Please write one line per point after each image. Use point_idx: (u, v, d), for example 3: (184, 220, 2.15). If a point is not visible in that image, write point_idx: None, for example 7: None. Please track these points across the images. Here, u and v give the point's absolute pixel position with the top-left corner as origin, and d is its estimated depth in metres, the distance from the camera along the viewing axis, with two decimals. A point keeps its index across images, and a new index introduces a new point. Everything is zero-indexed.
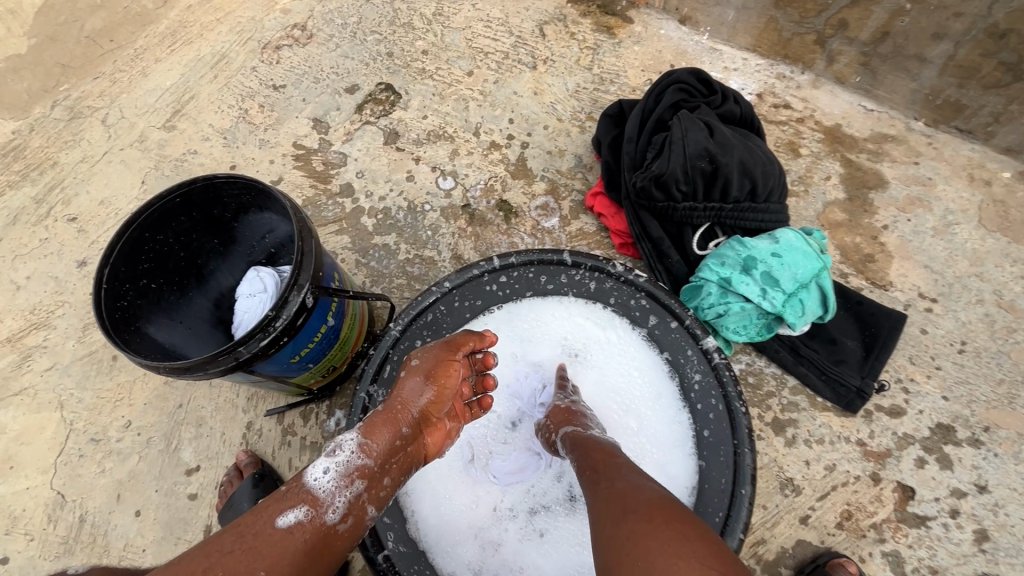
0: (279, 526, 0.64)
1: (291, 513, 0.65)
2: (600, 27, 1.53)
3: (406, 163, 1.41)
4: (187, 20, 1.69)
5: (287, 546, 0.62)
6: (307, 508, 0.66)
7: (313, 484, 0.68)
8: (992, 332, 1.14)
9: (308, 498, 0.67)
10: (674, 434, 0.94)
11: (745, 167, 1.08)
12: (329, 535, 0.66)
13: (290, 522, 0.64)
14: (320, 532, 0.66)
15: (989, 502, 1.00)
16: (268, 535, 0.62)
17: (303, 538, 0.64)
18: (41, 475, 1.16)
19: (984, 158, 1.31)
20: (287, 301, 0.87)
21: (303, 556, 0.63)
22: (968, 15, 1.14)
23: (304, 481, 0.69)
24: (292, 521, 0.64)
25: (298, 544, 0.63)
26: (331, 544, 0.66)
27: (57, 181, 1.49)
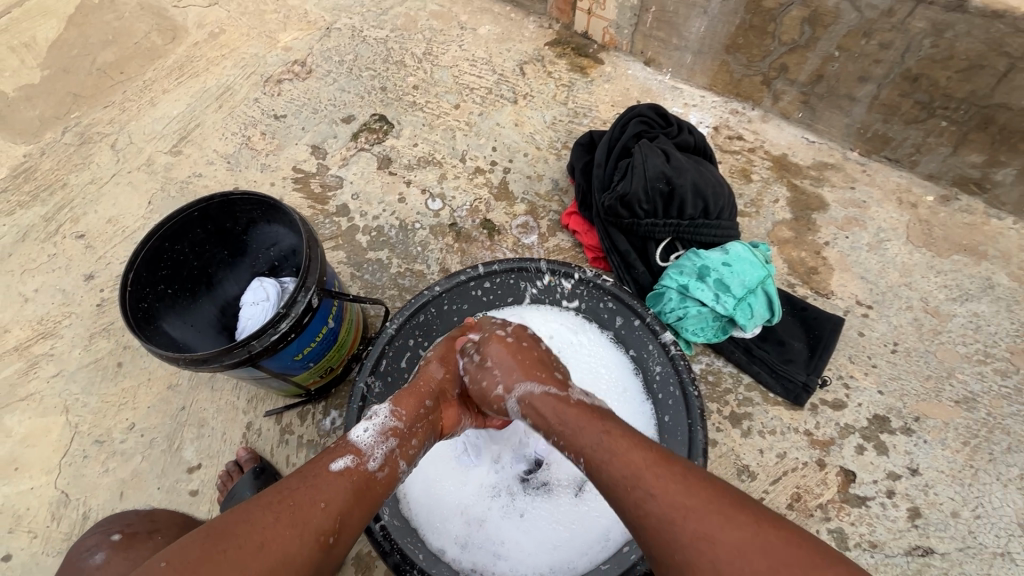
0: (333, 470, 0.77)
1: (341, 461, 0.79)
2: (574, 67, 1.71)
3: (398, 186, 1.54)
4: (194, 55, 1.83)
5: (340, 485, 0.76)
6: (353, 457, 0.80)
7: (356, 439, 0.83)
8: (921, 333, 1.28)
9: (352, 449, 0.81)
10: (638, 420, 1.07)
11: (698, 188, 1.24)
12: (370, 481, 0.80)
13: (340, 467, 0.78)
14: (364, 476, 0.79)
15: (920, 483, 1.13)
16: (325, 476, 0.76)
17: (352, 480, 0.78)
18: (46, 475, 1.22)
19: (911, 183, 1.48)
20: (296, 301, 0.97)
21: (354, 494, 0.76)
22: (886, 62, 1.33)
23: (350, 438, 0.83)
24: (342, 467, 0.78)
25: (348, 484, 0.77)
26: (373, 488, 0.80)
27: (66, 201, 1.58)
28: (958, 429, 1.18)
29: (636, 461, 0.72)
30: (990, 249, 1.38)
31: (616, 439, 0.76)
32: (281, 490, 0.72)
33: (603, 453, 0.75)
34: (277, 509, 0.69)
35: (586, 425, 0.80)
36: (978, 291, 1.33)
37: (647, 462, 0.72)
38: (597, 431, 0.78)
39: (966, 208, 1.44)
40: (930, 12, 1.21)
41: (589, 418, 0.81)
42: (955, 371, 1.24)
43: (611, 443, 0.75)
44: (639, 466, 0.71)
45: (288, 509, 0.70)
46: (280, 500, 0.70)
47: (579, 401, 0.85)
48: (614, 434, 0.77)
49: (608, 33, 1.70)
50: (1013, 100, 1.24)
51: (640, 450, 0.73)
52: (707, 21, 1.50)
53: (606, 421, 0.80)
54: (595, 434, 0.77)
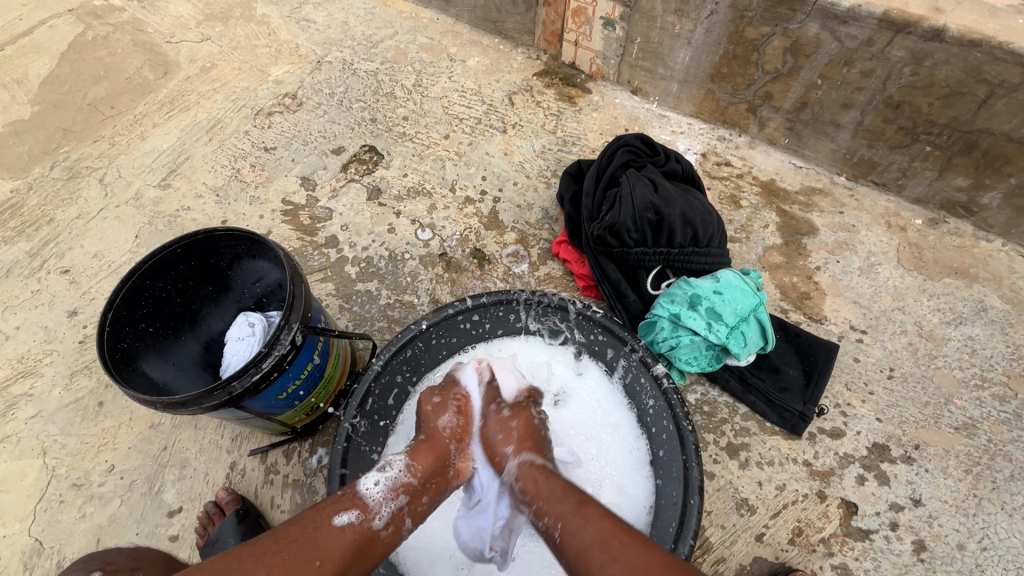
0: (336, 523, 0.78)
1: (345, 515, 0.79)
2: (562, 97, 1.73)
3: (387, 217, 1.54)
4: (185, 90, 1.84)
5: (341, 542, 0.76)
6: (359, 512, 0.80)
7: (365, 493, 0.83)
8: (916, 358, 1.27)
9: (359, 503, 0.81)
10: (633, 459, 1.08)
11: (686, 217, 1.24)
12: (372, 538, 0.80)
13: (344, 521, 0.78)
14: (366, 534, 0.79)
15: (924, 514, 1.11)
16: (327, 531, 0.76)
17: (353, 536, 0.78)
18: (20, 521, 1.18)
19: (899, 207, 1.48)
20: (278, 339, 0.96)
21: (353, 550, 0.77)
22: (868, 89, 1.35)
23: (359, 489, 0.83)
24: (345, 521, 0.78)
25: (350, 539, 0.77)
26: (374, 546, 0.80)
27: (52, 236, 1.56)
28: (959, 456, 1.16)
29: (604, 527, 0.75)
30: (981, 271, 1.38)
31: (592, 509, 0.79)
32: (277, 541, 0.73)
33: (574, 520, 0.78)
34: (270, 561, 0.71)
35: (565, 497, 0.83)
36: (972, 314, 1.32)
37: (613, 530, 0.75)
38: (573, 501, 0.81)
39: (955, 230, 1.44)
40: (909, 42, 1.24)
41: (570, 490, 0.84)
42: (953, 396, 1.22)
43: (585, 511, 0.79)
44: (605, 531, 0.75)
45: (280, 564, 0.71)
46: (275, 553, 0.72)
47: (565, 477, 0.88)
48: (587, 505, 0.80)
49: (595, 64, 1.72)
50: (995, 125, 1.25)
51: (611, 521, 0.76)
52: (691, 51, 1.52)
53: (583, 496, 0.83)
54: (571, 506, 0.80)
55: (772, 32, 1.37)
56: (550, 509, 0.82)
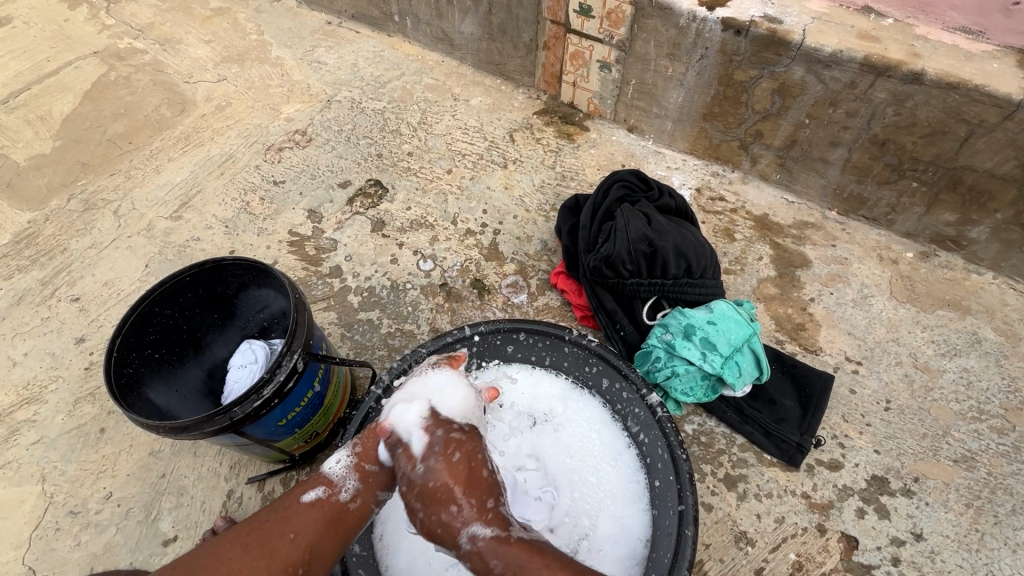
0: (304, 501, 0.86)
1: (313, 492, 0.87)
2: (561, 134, 1.80)
3: (390, 248, 1.58)
4: (200, 126, 1.93)
5: (310, 516, 0.85)
6: (325, 488, 0.87)
7: (330, 471, 0.89)
8: (912, 390, 1.28)
9: (325, 481, 0.88)
10: (631, 489, 1.06)
11: (680, 249, 1.27)
12: (343, 511, 0.87)
13: (312, 498, 0.86)
14: (335, 509, 0.87)
15: (926, 549, 1.09)
16: (296, 509, 0.85)
17: (323, 510, 0.86)
18: (14, 549, 1.18)
19: (890, 241, 1.52)
20: (280, 365, 0.98)
21: (326, 523, 0.85)
22: (854, 128, 1.41)
23: (325, 469, 0.89)
24: (313, 497, 0.86)
25: (320, 515, 0.85)
26: (345, 517, 0.87)
27: (65, 264, 1.61)
28: (959, 490, 1.15)
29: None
30: (973, 304, 1.40)
31: (558, 573, 0.78)
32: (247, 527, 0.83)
33: None
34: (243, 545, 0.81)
35: (525, 562, 0.79)
36: (966, 346, 1.34)
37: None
38: (535, 565, 0.78)
39: (946, 263, 1.47)
40: (890, 84, 1.30)
41: (528, 555, 0.80)
42: (950, 429, 1.22)
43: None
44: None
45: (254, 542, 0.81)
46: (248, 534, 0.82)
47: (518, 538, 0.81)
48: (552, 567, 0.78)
49: (593, 103, 1.80)
50: (977, 162, 1.30)
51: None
52: (683, 92, 1.60)
53: (543, 555, 0.80)
54: (531, 566, 0.78)
55: (760, 74, 1.44)
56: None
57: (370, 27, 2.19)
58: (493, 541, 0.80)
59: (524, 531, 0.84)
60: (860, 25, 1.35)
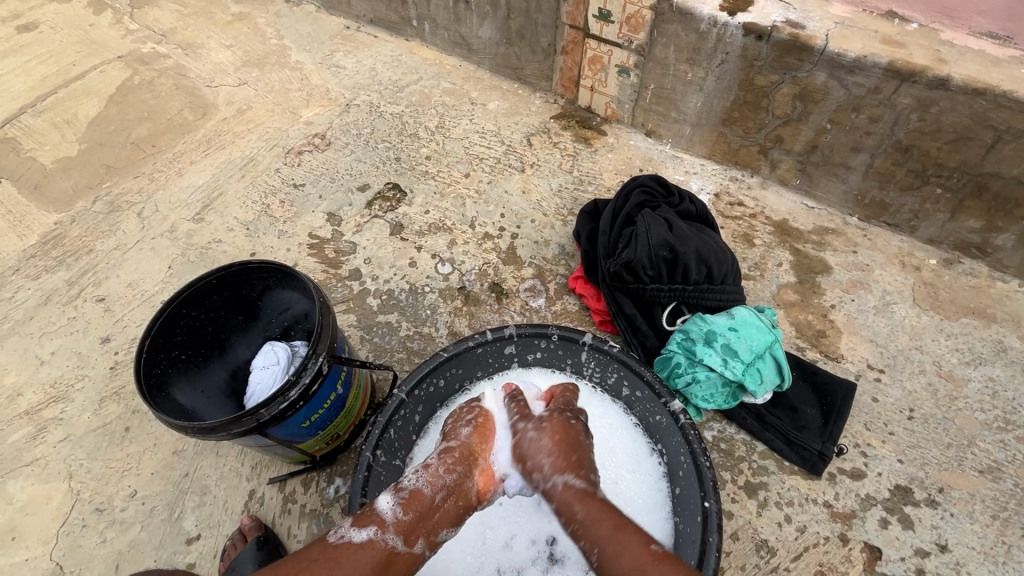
0: (355, 540, 0.77)
1: (364, 531, 0.78)
2: (579, 138, 1.80)
3: (409, 251, 1.59)
4: (222, 130, 1.95)
5: (363, 560, 0.75)
6: (377, 529, 0.79)
7: (381, 510, 0.82)
8: (936, 399, 1.26)
9: (378, 520, 0.80)
10: (653, 497, 1.06)
11: (701, 256, 1.27)
12: (392, 556, 0.78)
13: (363, 537, 0.78)
14: (385, 553, 0.78)
15: (951, 561, 1.08)
16: (346, 549, 0.76)
17: (373, 554, 0.76)
18: (42, 545, 1.20)
19: (912, 248, 1.50)
20: (306, 368, 1.00)
21: (376, 567, 0.76)
22: (876, 134, 1.39)
23: (377, 507, 0.83)
24: (365, 537, 0.78)
25: (371, 558, 0.76)
26: (395, 564, 0.78)
27: (90, 266, 1.64)
28: (985, 501, 1.14)
29: (643, 556, 0.72)
30: (999, 312, 1.38)
31: (630, 533, 0.76)
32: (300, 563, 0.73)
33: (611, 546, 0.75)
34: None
35: (602, 518, 0.79)
36: (992, 354, 1.32)
37: (651, 560, 0.71)
38: (610, 523, 0.78)
39: (970, 271, 1.45)
40: (915, 89, 1.28)
41: (606, 512, 0.80)
42: (976, 438, 1.21)
43: (624, 538, 0.75)
44: (645, 562, 0.71)
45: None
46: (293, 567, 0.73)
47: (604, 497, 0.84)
48: (626, 528, 0.77)
49: (611, 108, 1.80)
50: (1004, 168, 1.29)
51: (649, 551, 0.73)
52: (703, 97, 1.59)
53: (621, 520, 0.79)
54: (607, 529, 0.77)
55: (781, 80, 1.43)
56: (588, 529, 0.79)
57: (388, 31, 2.21)
58: (566, 489, 0.85)
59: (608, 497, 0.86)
60: (885, 30, 1.34)
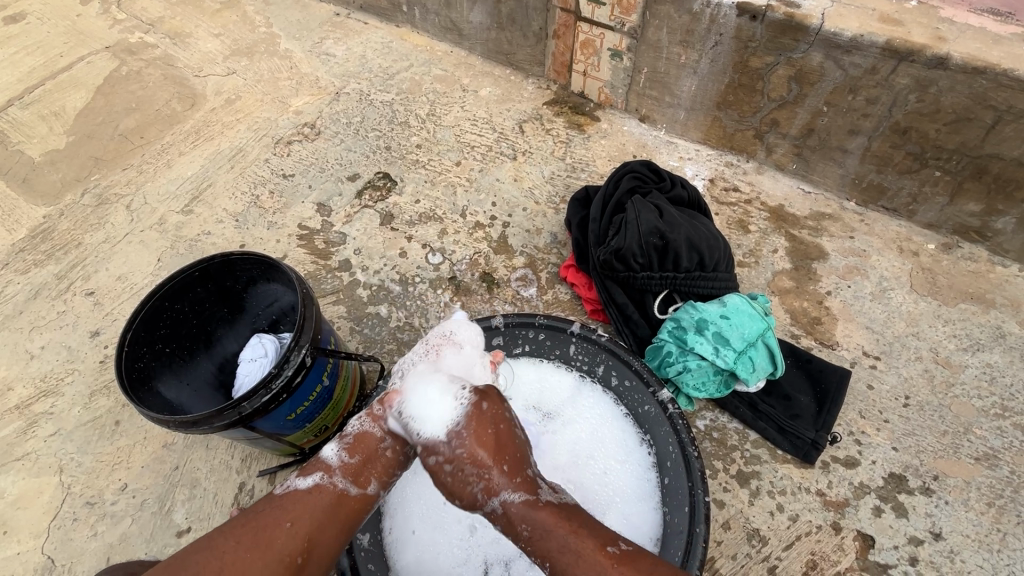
0: (300, 487, 0.85)
1: (310, 479, 0.86)
2: (571, 125, 1.77)
3: (399, 241, 1.57)
4: (210, 120, 1.93)
5: (312, 503, 0.83)
6: (321, 474, 0.86)
7: (327, 457, 0.88)
8: (933, 386, 1.24)
9: (322, 466, 0.87)
10: (642, 488, 1.04)
11: (692, 242, 1.25)
12: (341, 496, 0.86)
13: (309, 484, 0.85)
14: (333, 494, 0.85)
15: (945, 549, 1.07)
16: (294, 495, 0.84)
17: (321, 496, 0.85)
18: (34, 539, 1.20)
19: (911, 232, 1.47)
20: (288, 360, 0.98)
21: (325, 509, 0.84)
22: (874, 116, 1.36)
23: (321, 455, 0.88)
24: (311, 484, 0.85)
25: (321, 502, 0.84)
26: (347, 502, 0.86)
27: (80, 259, 1.63)
28: (980, 488, 1.12)
29: (600, 560, 0.76)
30: (998, 297, 1.36)
31: (583, 539, 0.79)
32: (249, 514, 0.82)
33: (569, 554, 0.77)
34: (239, 532, 0.79)
35: (553, 526, 0.80)
36: (990, 340, 1.30)
37: (611, 563, 0.76)
38: (563, 531, 0.80)
39: (970, 255, 1.42)
40: (913, 69, 1.25)
41: (557, 519, 0.81)
42: (972, 425, 1.19)
43: (579, 545, 0.78)
44: (604, 567, 0.75)
45: (249, 536, 0.79)
46: (243, 524, 0.81)
47: (549, 503, 0.83)
48: (580, 532, 0.80)
49: (604, 93, 1.77)
50: (1004, 150, 1.25)
51: (606, 555, 0.77)
52: (697, 80, 1.56)
53: (572, 523, 0.81)
54: (561, 534, 0.79)
55: (776, 61, 1.39)
56: (537, 542, 0.80)
57: (379, 17, 2.17)
58: (518, 505, 0.83)
59: (553, 495, 0.85)
60: (882, 8, 1.30)
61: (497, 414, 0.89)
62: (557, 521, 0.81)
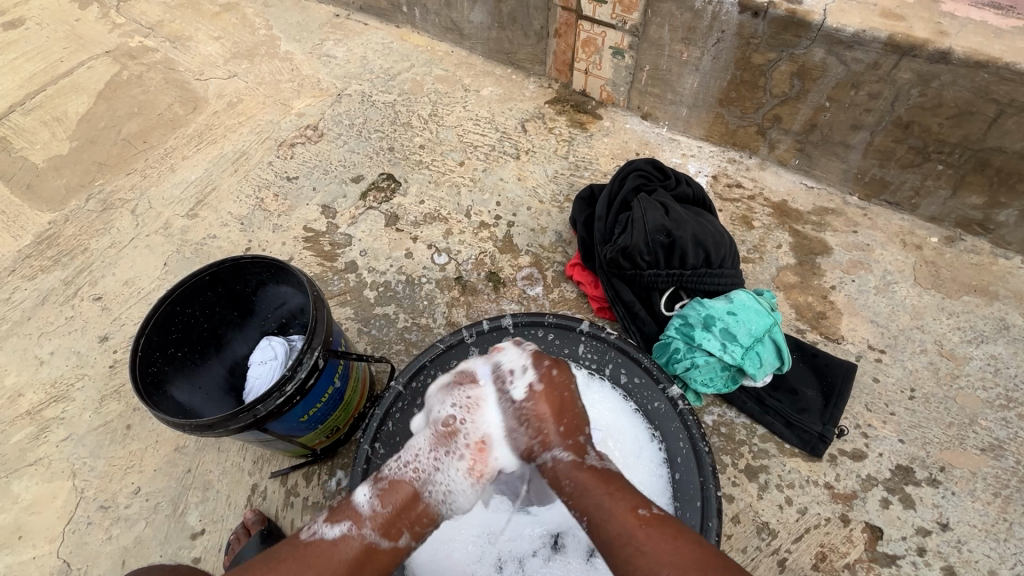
0: (327, 537, 0.81)
1: (337, 527, 0.82)
2: (574, 123, 1.77)
3: (404, 242, 1.58)
4: (213, 124, 1.93)
5: (337, 555, 0.80)
6: (351, 524, 0.83)
7: (358, 504, 0.85)
8: (938, 378, 1.25)
9: (352, 515, 0.83)
10: (653, 484, 1.05)
11: (698, 239, 1.26)
12: (370, 550, 0.82)
13: (336, 534, 0.82)
14: (362, 546, 0.81)
15: (952, 539, 1.08)
16: (318, 545, 0.80)
17: (350, 548, 0.81)
18: (49, 543, 1.21)
19: (913, 226, 1.48)
20: (301, 362, 0.99)
21: (351, 564, 0.80)
22: (876, 111, 1.37)
23: (353, 500, 0.85)
24: (338, 533, 0.82)
25: (346, 554, 0.80)
26: (375, 558, 0.82)
27: (86, 265, 1.63)
28: (987, 479, 1.13)
29: (630, 520, 0.77)
30: (1001, 289, 1.37)
31: (617, 499, 0.80)
32: (271, 562, 0.78)
33: (601, 512, 0.79)
34: None
35: (592, 486, 0.83)
36: (994, 332, 1.31)
37: (638, 523, 0.76)
38: (598, 491, 0.81)
39: (972, 248, 1.43)
40: (915, 64, 1.26)
41: (599, 482, 0.83)
42: (978, 417, 1.20)
43: (611, 504, 0.79)
44: (631, 528, 0.76)
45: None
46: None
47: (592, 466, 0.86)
48: (616, 494, 0.81)
49: (606, 91, 1.77)
50: (1007, 143, 1.26)
51: (635, 516, 0.77)
52: (699, 77, 1.56)
53: (611, 484, 0.83)
54: (597, 494, 0.81)
55: (779, 57, 1.40)
56: (578, 498, 0.83)
57: (379, 18, 2.17)
58: (568, 463, 0.87)
59: (598, 461, 0.88)
60: (884, 3, 1.31)
61: (563, 381, 0.94)
62: (596, 482, 0.83)
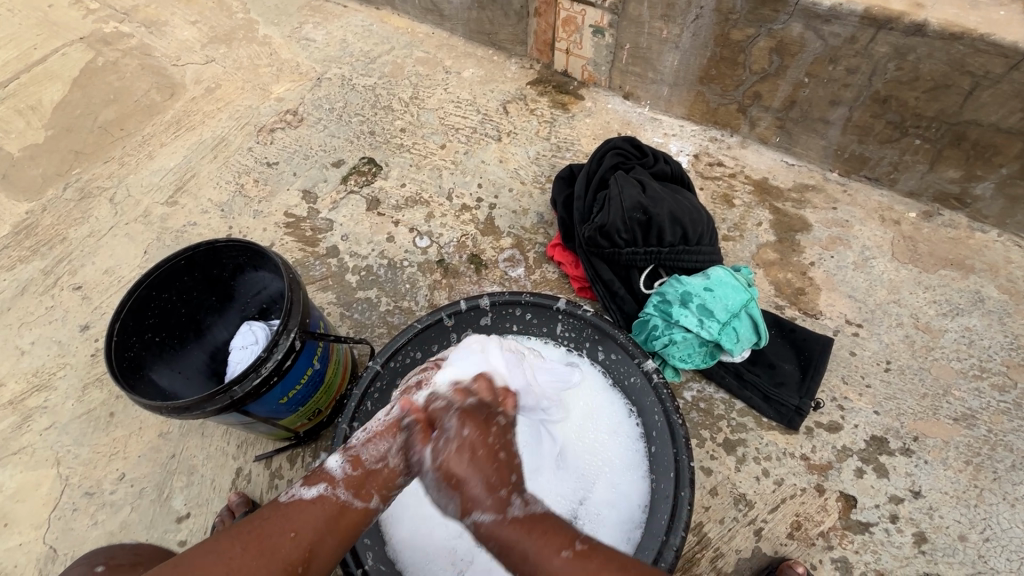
0: (303, 497, 0.81)
1: (314, 489, 0.82)
2: (555, 104, 1.76)
3: (386, 226, 1.57)
4: (191, 110, 1.91)
5: (312, 514, 0.79)
6: (326, 485, 0.82)
7: (330, 468, 0.84)
8: (913, 350, 1.27)
9: (326, 477, 0.83)
10: (630, 458, 1.08)
11: (675, 216, 1.27)
12: (344, 509, 0.81)
13: (313, 495, 0.81)
14: (336, 505, 0.80)
15: (924, 506, 1.11)
16: (298, 504, 0.80)
17: (323, 508, 0.80)
18: (35, 530, 1.22)
19: (892, 202, 1.49)
20: (277, 344, 0.99)
21: (327, 521, 0.79)
22: (854, 86, 1.37)
23: (325, 465, 0.84)
24: (315, 494, 0.81)
25: (321, 513, 0.79)
26: (347, 517, 0.81)
27: (65, 254, 1.62)
28: (958, 448, 1.16)
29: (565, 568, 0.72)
30: (977, 262, 1.38)
31: (544, 543, 0.74)
32: (253, 519, 0.78)
33: (533, 564, 0.73)
34: (245, 540, 0.75)
35: (515, 540, 0.75)
36: (969, 304, 1.32)
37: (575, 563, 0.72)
38: (524, 541, 0.74)
39: (950, 222, 1.44)
40: (891, 37, 1.26)
41: (522, 531, 0.75)
42: (951, 387, 1.22)
43: (540, 552, 0.73)
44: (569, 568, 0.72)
45: (256, 540, 0.75)
46: (247, 531, 0.76)
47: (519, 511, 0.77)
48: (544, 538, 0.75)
49: (587, 71, 1.76)
50: (982, 116, 1.27)
51: (564, 560, 0.73)
52: (679, 55, 1.55)
53: (536, 525, 0.76)
54: (523, 547, 0.74)
55: (757, 33, 1.39)
56: (505, 553, 0.75)
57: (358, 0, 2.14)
58: (521, 456, 0.81)
59: None
60: None
61: None
62: (522, 532, 0.75)
